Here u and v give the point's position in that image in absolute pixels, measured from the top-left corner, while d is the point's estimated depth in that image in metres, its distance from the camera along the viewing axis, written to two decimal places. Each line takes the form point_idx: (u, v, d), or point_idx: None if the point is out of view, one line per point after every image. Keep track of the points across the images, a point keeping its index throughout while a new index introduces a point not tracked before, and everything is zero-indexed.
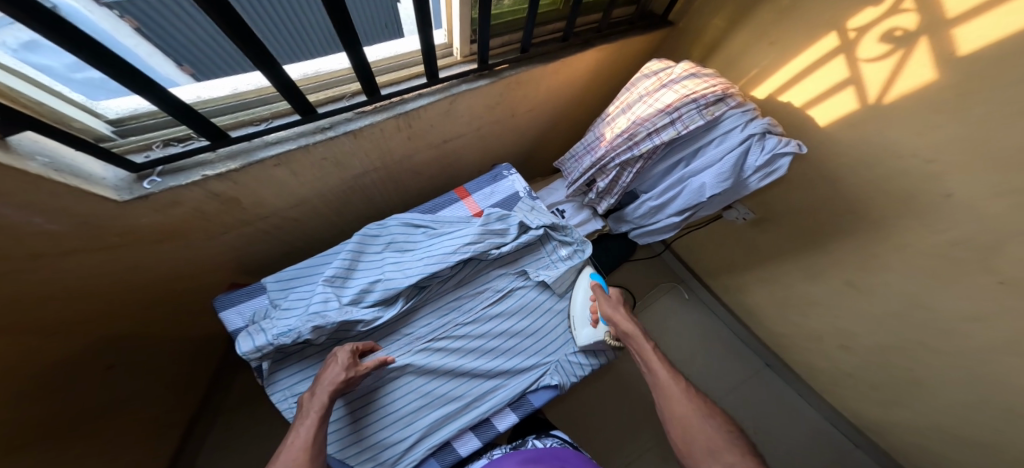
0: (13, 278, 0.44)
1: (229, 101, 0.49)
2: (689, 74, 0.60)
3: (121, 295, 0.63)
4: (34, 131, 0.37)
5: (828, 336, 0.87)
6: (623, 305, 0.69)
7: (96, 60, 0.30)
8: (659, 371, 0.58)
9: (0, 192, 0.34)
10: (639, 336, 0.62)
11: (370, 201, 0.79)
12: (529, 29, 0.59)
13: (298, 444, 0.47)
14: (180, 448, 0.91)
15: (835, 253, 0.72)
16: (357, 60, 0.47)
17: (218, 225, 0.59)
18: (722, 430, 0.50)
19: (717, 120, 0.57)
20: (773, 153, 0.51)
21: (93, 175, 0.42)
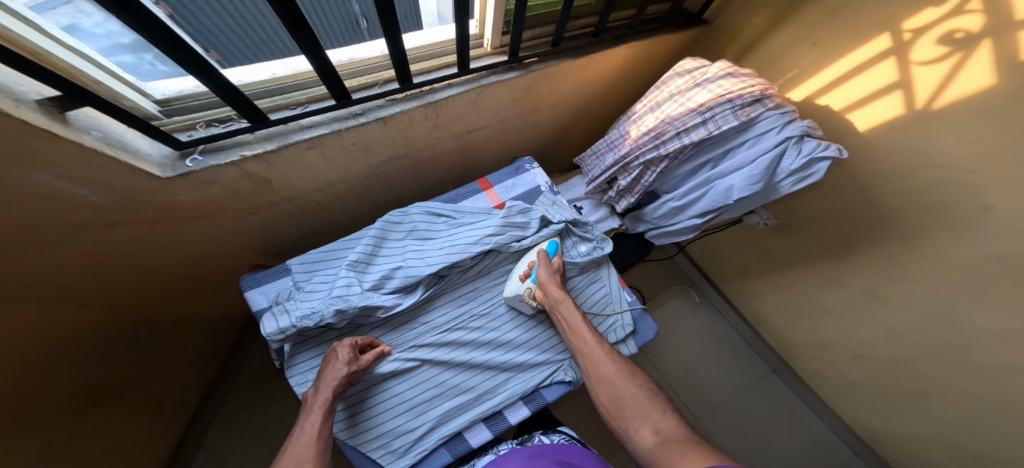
0: (59, 246, 0.46)
1: (268, 85, 0.50)
2: (726, 74, 0.59)
3: (151, 270, 0.64)
4: (91, 108, 0.38)
5: (841, 345, 0.86)
6: (562, 273, 0.66)
7: (157, 39, 0.31)
8: (586, 337, 0.58)
9: (57, 162, 0.35)
10: (569, 303, 0.61)
11: (391, 188, 0.80)
12: (563, 23, 0.59)
13: (306, 437, 0.49)
14: (196, 416, 0.95)
15: (858, 261, 0.71)
16: (395, 47, 0.47)
17: (248, 205, 0.60)
18: (643, 389, 0.51)
19: (752, 122, 0.57)
20: (810, 157, 0.50)
21: (140, 151, 0.44)
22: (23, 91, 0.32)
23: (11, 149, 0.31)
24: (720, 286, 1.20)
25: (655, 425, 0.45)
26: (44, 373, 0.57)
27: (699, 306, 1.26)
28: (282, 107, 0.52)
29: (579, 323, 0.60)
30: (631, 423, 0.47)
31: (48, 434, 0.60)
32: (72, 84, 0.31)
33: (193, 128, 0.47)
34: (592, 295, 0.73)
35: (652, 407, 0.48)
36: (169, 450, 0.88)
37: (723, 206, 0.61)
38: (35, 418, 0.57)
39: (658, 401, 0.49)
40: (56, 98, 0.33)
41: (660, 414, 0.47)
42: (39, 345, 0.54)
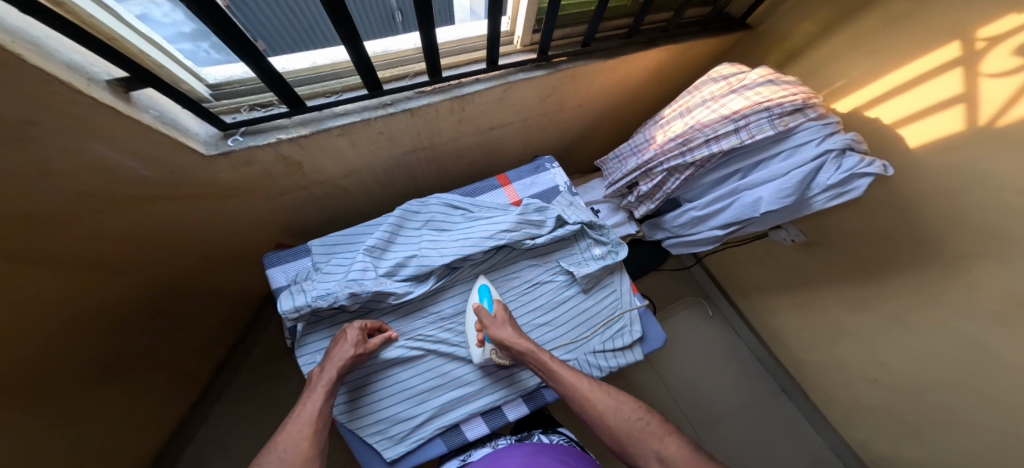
0: (110, 213, 0.49)
1: (308, 73, 0.52)
2: (765, 81, 0.57)
3: (185, 243, 0.68)
4: (152, 88, 0.41)
5: (858, 369, 0.82)
6: (510, 322, 0.62)
7: (217, 27, 0.34)
8: (564, 380, 0.55)
9: (119, 136, 0.38)
10: (534, 352, 0.57)
11: (413, 178, 0.82)
12: (595, 24, 0.59)
13: (306, 416, 0.50)
14: (212, 379, 1.01)
15: (889, 285, 0.68)
16: (428, 41, 0.49)
17: (279, 186, 0.63)
18: (633, 420, 0.49)
19: (789, 132, 0.54)
20: (850, 173, 0.47)
21: (189, 129, 0.47)
22: (97, 72, 0.35)
23: (80, 123, 0.34)
24: (737, 301, 1.17)
25: (658, 453, 0.45)
26: (82, 327, 0.62)
27: (712, 320, 1.22)
28: (319, 94, 0.54)
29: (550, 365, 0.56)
30: (637, 456, 0.46)
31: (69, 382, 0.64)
32: (140, 67, 0.34)
33: (238, 111, 0.50)
34: (602, 300, 0.72)
35: (650, 438, 0.47)
36: (184, 410, 0.94)
37: (746, 220, 0.60)
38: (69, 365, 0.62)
39: (654, 426, 0.48)
40: (124, 79, 0.36)
41: (660, 442, 0.46)
42: (81, 300, 0.58)
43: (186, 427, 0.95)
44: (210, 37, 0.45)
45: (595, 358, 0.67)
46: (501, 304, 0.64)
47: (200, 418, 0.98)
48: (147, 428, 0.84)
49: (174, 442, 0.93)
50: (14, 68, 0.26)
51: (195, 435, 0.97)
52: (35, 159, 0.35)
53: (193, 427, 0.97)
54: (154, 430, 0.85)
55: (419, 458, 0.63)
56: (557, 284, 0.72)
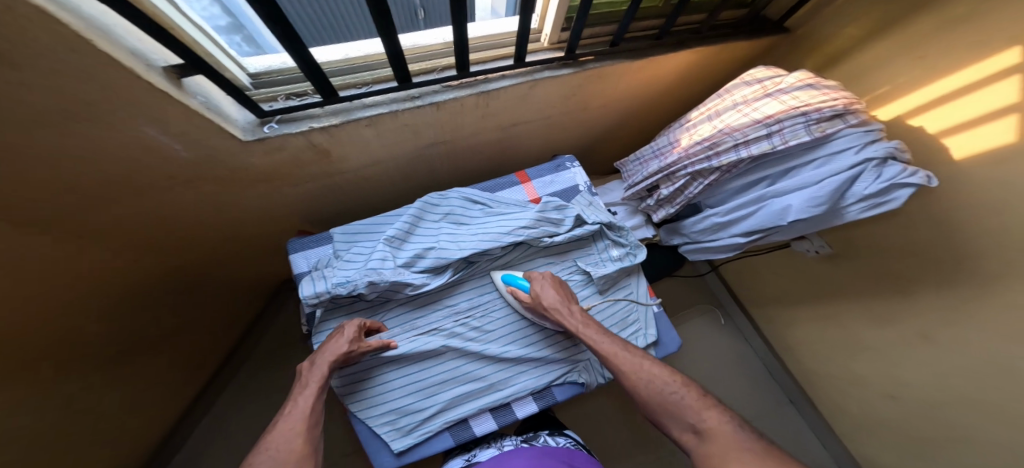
0: (148, 192, 0.51)
1: (341, 65, 0.53)
2: (804, 85, 0.55)
3: (213, 225, 0.70)
4: (200, 75, 0.43)
5: (873, 383, 0.80)
6: (555, 285, 0.64)
7: (266, 14, 0.35)
8: (599, 345, 0.55)
9: (167, 119, 0.40)
10: (570, 319, 0.58)
11: (433, 172, 0.83)
12: (626, 23, 0.58)
13: (297, 413, 0.48)
14: (228, 357, 1.05)
15: (918, 303, 0.65)
16: (459, 35, 0.49)
17: (306, 173, 0.64)
18: (668, 392, 0.46)
19: (826, 138, 0.53)
20: (891, 182, 0.45)
21: (230, 115, 0.48)
22: (155, 58, 0.36)
23: (138, 107, 0.36)
24: (751, 310, 1.15)
25: (694, 426, 0.42)
26: (109, 296, 0.65)
27: (723, 330, 1.21)
28: (350, 85, 0.55)
29: (590, 331, 0.57)
30: (674, 426, 0.44)
31: (102, 339, 0.69)
32: (195, 54, 0.35)
33: (275, 100, 0.52)
34: (617, 301, 0.71)
35: (688, 411, 0.43)
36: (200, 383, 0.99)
37: (771, 228, 0.59)
38: (101, 326, 0.67)
39: (692, 399, 0.45)
40: (179, 66, 0.38)
41: (697, 415, 0.43)
42: (107, 279, 0.62)
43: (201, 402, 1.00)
44: (243, 30, 0.48)
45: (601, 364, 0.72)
46: (533, 281, 0.64)
47: (215, 393, 1.03)
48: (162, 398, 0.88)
49: (190, 414, 0.98)
50: (85, 51, 0.28)
51: (212, 406, 1.02)
52: (93, 138, 0.37)
53: (209, 399, 1.01)
54: (171, 399, 0.89)
55: (425, 451, 0.64)
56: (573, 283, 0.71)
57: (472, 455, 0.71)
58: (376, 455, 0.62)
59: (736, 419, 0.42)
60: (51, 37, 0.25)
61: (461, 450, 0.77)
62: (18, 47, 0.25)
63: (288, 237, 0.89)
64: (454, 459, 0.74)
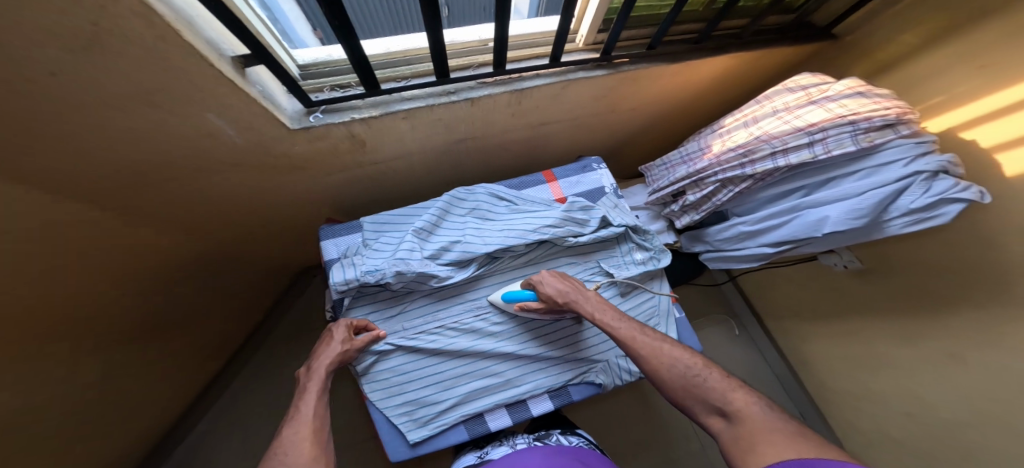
0: (197, 175, 0.54)
1: (380, 59, 0.55)
2: (853, 93, 0.53)
3: (248, 209, 0.73)
4: (259, 66, 0.45)
5: (892, 401, 0.79)
6: (563, 278, 0.63)
7: (325, 4, 0.36)
8: (614, 332, 0.54)
9: (230, 105, 0.42)
10: (581, 309, 0.58)
11: (460, 167, 0.84)
12: (666, 26, 0.58)
13: (304, 416, 0.49)
14: (254, 331, 1.13)
15: (954, 324, 0.64)
16: (501, 33, 0.50)
17: (341, 163, 0.66)
18: (689, 375, 0.45)
19: (873, 148, 0.51)
20: (940, 197, 0.45)
21: (281, 104, 0.50)
22: (225, 48, 0.38)
23: (206, 93, 0.38)
24: (768, 324, 1.16)
25: (721, 408, 0.41)
26: (152, 269, 0.69)
27: (738, 340, 1.22)
28: (390, 79, 0.57)
29: (606, 317, 0.56)
30: (700, 410, 0.43)
31: (143, 310, 0.73)
32: (258, 43, 0.37)
33: (321, 91, 0.54)
34: (638, 304, 0.71)
35: (711, 395, 0.42)
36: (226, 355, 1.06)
37: (802, 238, 0.59)
38: (144, 297, 0.72)
39: (717, 380, 0.43)
40: (245, 56, 0.39)
41: (723, 397, 0.42)
42: (146, 255, 0.65)
43: (225, 374, 1.07)
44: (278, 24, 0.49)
45: (619, 367, 0.72)
46: (535, 288, 0.62)
47: (233, 372, 1.09)
48: (191, 368, 0.93)
49: (216, 381, 1.06)
50: (172, 39, 0.30)
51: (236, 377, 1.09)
52: (162, 121, 0.40)
53: (235, 368, 1.09)
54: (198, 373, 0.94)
55: (440, 443, 0.65)
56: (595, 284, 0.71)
57: (484, 452, 0.72)
58: (393, 446, 0.63)
59: (764, 399, 0.41)
60: (146, 24, 0.27)
61: (473, 447, 0.77)
62: (116, 32, 0.27)
63: (319, 225, 0.93)
64: (466, 456, 0.75)
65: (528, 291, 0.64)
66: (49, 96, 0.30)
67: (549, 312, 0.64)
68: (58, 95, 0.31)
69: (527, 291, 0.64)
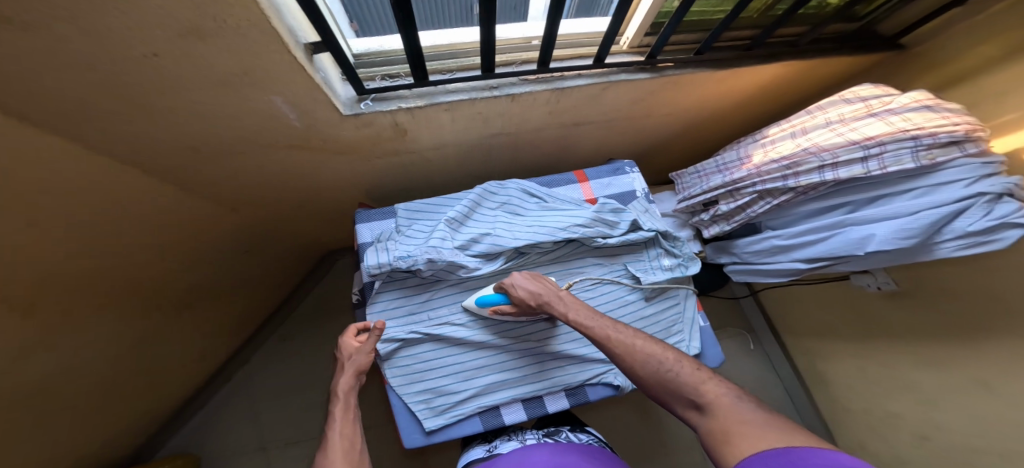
0: (251, 154, 0.57)
1: (428, 51, 0.56)
2: (919, 107, 0.51)
3: (289, 189, 0.76)
4: (324, 53, 0.48)
5: (907, 424, 0.81)
6: (534, 280, 0.62)
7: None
8: (590, 331, 0.53)
9: (298, 90, 0.44)
10: (556, 310, 0.57)
11: (490, 161, 0.85)
12: (717, 32, 0.57)
13: (339, 437, 0.46)
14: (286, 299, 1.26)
15: (990, 352, 0.63)
16: (550, 32, 0.50)
17: (380, 150, 0.68)
18: (663, 370, 0.43)
19: (934, 166, 0.49)
20: (1002, 221, 0.44)
21: (338, 90, 0.53)
22: (301, 35, 0.41)
23: (279, 78, 0.41)
24: (786, 342, 1.17)
25: (695, 401, 0.40)
26: (197, 238, 0.74)
27: (752, 353, 1.26)
28: (437, 71, 0.59)
29: (579, 316, 0.55)
30: (676, 404, 0.42)
31: (184, 276, 0.78)
32: (328, 28, 0.39)
33: (372, 79, 0.56)
34: (661, 311, 0.71)
35: (684, 389, 0.41)
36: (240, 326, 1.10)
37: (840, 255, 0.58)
38: (191, 264, 0.77)
39: (688, 373, 0.42)
40: (317, 43, 0.42)
41: (695, 389, 0.40)
42: (190, 226, 0.69)
43: (254, 340, 1.20)
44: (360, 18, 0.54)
45: None
46: (506, 291, 0.61)
47: (278, 323, 1.24)
48: (210, 335, 0.98)
49: (255, 337, 1.20)
50: (261, 27, 0.32)
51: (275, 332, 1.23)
52: (236, 103, 0.43)
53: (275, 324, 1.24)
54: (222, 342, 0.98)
55: (455, 433, 0.66)
56: (620, 286, 0.71)
57: (493, 446, 0.73)
58: (409, 436, 0.64)
59: (733, 389, 0.40)
60: (243, 12, 0.30)
61: (482, 440, 0.78)
62: (218, 18, 0.29)
63: (354, 211, 0.98)
64: (474, 450, 0.75)
65: (500, 295, 0.64)
66: (148, 73, 0.34)
67: (523, 313, 0.63)
68: (156, 72, 0.34)
69: (498, 295, 0.64)
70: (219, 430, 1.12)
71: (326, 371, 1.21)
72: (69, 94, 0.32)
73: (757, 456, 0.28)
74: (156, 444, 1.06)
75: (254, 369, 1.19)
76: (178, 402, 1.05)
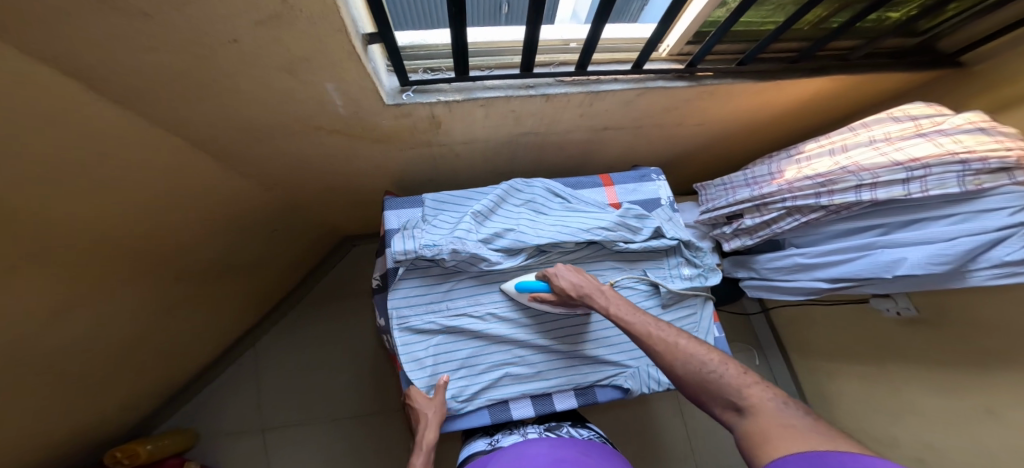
0: (295, 137, 0.60)
1: (474, 47, 0.58)
2: (971, 129, 0.50)
3: (322, 174, 0.79)
4: (374, 45, 0.50)
5: (908, 445, 0.83)
6: (578, 273, 0.65)
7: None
8: (632, 326, 0.54)
9: (351, 80, 0.47)
10: (598, 303, 0.60)
11: (516, 159, 0.87)
12: (765, 43, 0.58)
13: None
14: (302, 280, 1.30)
15: (1000, 384, 0.64)
16: (594, 36, 0.51)
17: (413, 140, 0.70)
18: (705, 369, 0.42)
19: (978, 192, 0.48)
20: None
21: (382, 80, 0.54)
22: (360, 26, 0.43)
23: (335, 67, 0.43)
24: (792, 359, 1.19)
25: (735, 403, 0.38)
26: (233, 213, 0.78)
27: (757, 369, 1.27)
28: (477, 67, 0.60)
29: (621, 311, 0.57)
30: (715, 406, 0.40)
31: (216, 248, 0.82)
32: (387, 20, 0.41)
33: (415, 72, 0.58)
34: (676, 319, 0.72)
35: (726, 390, 0.39)
36: (257, 301, 1.13)
37: (865, 278, 0.58)
38: (223, 237, 0.81)
39: (733, 376, 0.40)
40: (373, 35, 0.44)
41: (737, 392, 0.38)
42: (227, 201, 0.72)
43: (271, 318, 1.25)
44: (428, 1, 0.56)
45: (648, 375, 0.73)
46: (550, 280, 0.65)
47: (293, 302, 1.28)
48: (229, 306, 1.02)
49: (272, 313, 1.25)
50: (330, 18, 0.34)
51: (291, 310, 1.28)
52: (291, 87, 0.46)
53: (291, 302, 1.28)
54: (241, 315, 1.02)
55: (464, 424, 0.68)
56: (636, 291, 0.72)
57: (495, 440, 0.74)
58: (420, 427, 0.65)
59: (784, 396, 0.37)
60: (316, 3, 0.31)
61: (484, 433, 0.79)
62: (294, 9, 0.31)
63: (381, 199, 1.01)
64: (476, 441, 0.77)
65: (543, 283, 0.66)
66: (224, 57, 0.37)
67: (564, 303, 0.66)
68: (232, 56, 0.37)
69: (540, 283, 0.66)
70: (235, 397, 1.17)
71: (342, 351, 1.26)
72: (143, 69, 0.35)
73: (795, 457, 0.27)
74: (173, 406, 1.11)
75: (270, 344, 1.24)
76: (200, 366, 1.11)
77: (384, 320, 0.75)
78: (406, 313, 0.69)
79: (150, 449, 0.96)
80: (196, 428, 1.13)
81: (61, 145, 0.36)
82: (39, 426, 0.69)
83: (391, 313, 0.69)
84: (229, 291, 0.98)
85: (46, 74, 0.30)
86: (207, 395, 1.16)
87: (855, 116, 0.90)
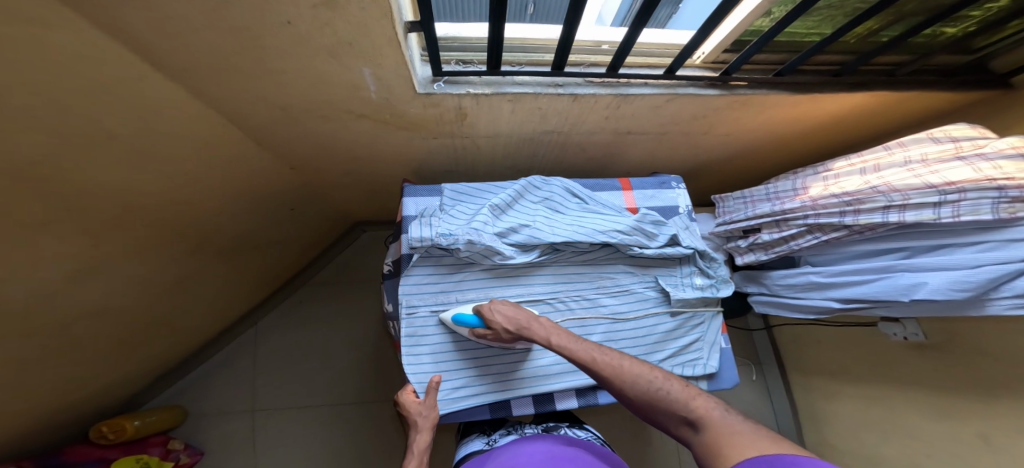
0: (324, 119, 0.61)
1: (512, 43, 0.58)
2: (1012, 155, 0.49)
3: (343, 158, 0.80)
4: (412, 33, 0.51)
5: None
6: (509, 305, 0.62)
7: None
8: (575, 354, 0.53)
9: (388, 66, 0.48)
10: (536, 334, 0.58)
11: (535, 157, 0.87)
12: (806, 55, 0.58)
13: None
14: (316, 258, 1.32)
15: (999, 416, 0.64)
16: (628, 40, 0.51)
17: (438, 130, 0.70)
18: (653, 388, 0.44)
19: (1010, 221, 0.47)
20: None
21: (416, 68, 0.55)
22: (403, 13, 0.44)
23: (375, 52, 0.44)
24: (790, 377, 1.18)
25: (686, 417, 0.40)
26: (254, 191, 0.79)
27: (753, 384, 1.27)
28: (508, 62, 0.61)
29: (561, 340, 0.56)
30: (668, 421, 0.42)
31: (233, 224, 0.83)
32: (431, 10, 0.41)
33: (449, 63, 0.59)
34: (681, 327, 0.73)
35: (674, 407, 0.41)
36: (265, 280, 1.15)
37: (878, 300, 0.58)
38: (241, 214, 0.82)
39: (679, 390, 0.43)
40: (413, 23, 0.45)
41: (685, 406, 0.41)
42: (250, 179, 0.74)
43: (277, 296, 1.26)
44: None
45: None
46: (484, 316, 0.60)
47: (300, 281, 1.30)
48: (240, 282, 1.04)
49: (281, 291, 1.27)
50: (379, 4, 0.35)
51: (297, 290, 1.29)
52: (330, 71, 0.47)
53: (300, 281, 1.29)
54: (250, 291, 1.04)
55: (464, 417, 0.68)
56: (646, 297, 0.73)
57: (492, 440, 0.74)
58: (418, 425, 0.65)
59: (722, 403, 0.40)
60: None
61: (480, 433, 0.80)
62: None
63: (399, 187, 1.02)
64: (473, 439, 0.77)
65: (477, 318, 0.62)
66: (275, 38, 0.38)
67: (498, 339, 0.62)
68: (281, 37, 0.38)
69: (474, 318, 0.62)
70: (236, 372, 1.20)
71: (345, 333, 1.28)
72: (193, 46, 0.36)
73: (749, 462, 0.28)
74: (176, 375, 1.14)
75: (275, 322, 1.26)
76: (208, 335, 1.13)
77: (392, 306, 0.75)
78: (414, 303, 0.68)
79: (137, 425, 0.96)
80: (198, 397, 1.16)
81: (113, 111, 0.38)
82: (57, 377, 0.72)
83: (401, 299, 0.68)
84: (244, 266, 1.00)
85: (105, 44, 0.31)
86: (210, 366, 1.18)
87: (886, 135, 0.90)
